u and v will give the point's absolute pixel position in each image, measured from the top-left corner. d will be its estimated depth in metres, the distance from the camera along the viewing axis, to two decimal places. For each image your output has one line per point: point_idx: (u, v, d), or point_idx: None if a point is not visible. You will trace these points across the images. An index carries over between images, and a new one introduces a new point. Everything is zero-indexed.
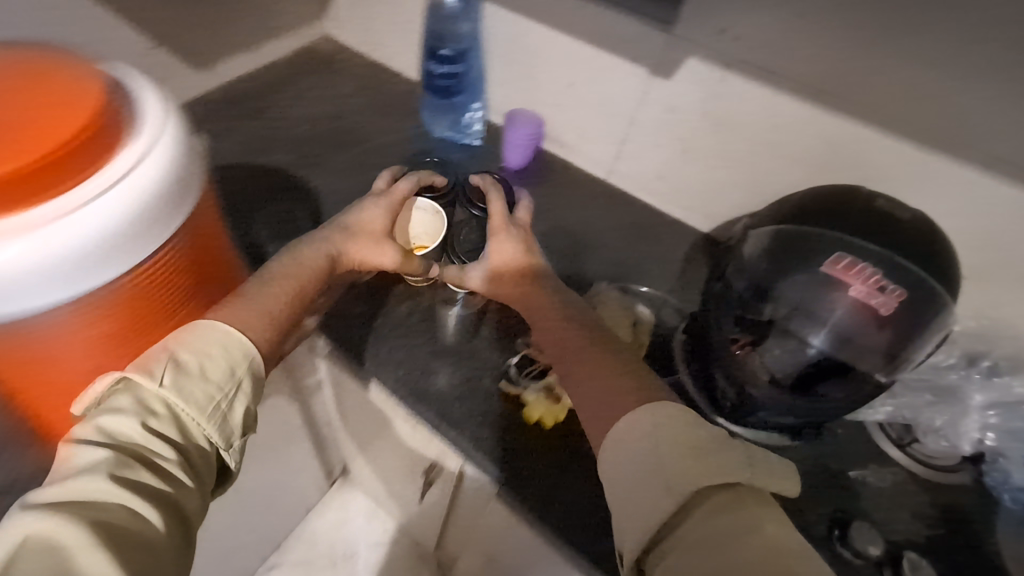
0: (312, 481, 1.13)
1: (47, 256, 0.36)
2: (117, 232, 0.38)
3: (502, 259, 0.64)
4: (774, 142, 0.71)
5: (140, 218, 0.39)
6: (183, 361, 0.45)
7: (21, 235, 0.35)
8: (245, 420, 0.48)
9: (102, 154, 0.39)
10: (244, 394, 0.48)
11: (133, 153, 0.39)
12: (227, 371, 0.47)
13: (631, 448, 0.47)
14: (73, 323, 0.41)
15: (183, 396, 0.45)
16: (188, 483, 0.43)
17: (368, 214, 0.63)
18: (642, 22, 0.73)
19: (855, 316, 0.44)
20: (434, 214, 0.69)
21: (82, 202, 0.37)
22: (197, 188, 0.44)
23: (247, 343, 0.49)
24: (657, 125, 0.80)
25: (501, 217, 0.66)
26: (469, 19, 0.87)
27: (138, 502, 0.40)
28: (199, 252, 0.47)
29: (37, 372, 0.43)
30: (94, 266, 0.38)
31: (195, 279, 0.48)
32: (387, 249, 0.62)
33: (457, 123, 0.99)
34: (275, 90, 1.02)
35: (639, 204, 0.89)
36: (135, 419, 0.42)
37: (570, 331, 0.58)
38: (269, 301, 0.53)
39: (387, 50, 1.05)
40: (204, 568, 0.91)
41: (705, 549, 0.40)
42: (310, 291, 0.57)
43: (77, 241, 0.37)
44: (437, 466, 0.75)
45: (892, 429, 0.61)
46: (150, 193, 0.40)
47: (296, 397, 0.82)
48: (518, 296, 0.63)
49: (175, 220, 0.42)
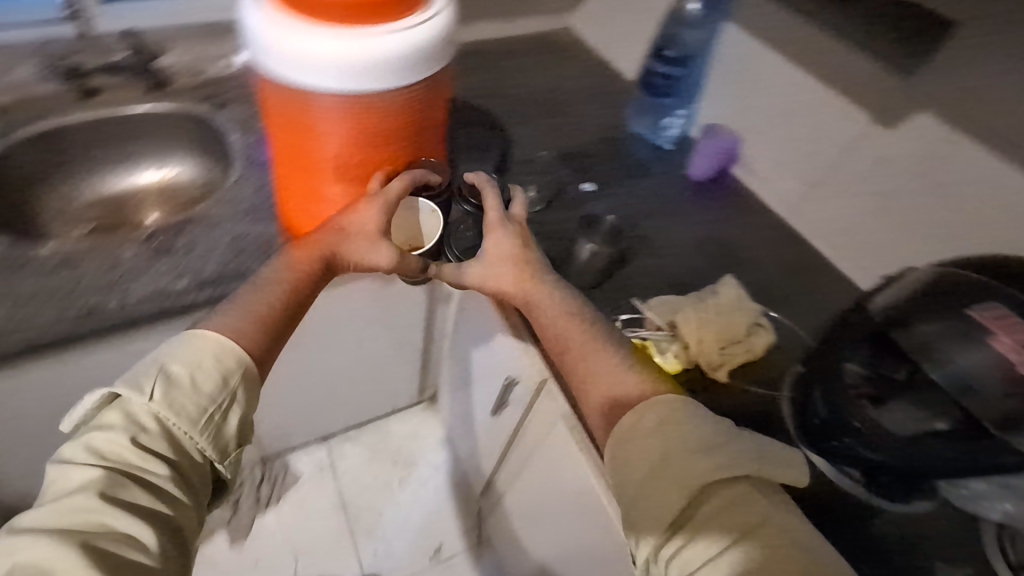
0: (407, 388, 1.26)
1: (342, 57, 0.51)
2: (388, 63, 0.52)
3: (496, 257, 0.66)
4: (988, 221, 0.65)
5: (405, 61, 0.53)
6: (173, 374, 0.54)
7: (337, 39, 0.51)
8: (234, 426, 0.57)
9: (405, 11, 0.53)
10: (235, 400, 0.57)
11: (421, 19, 0.54)
12: (219, 381, 0.56)
13: (644, 440, 0.52)
14: (332, 119, 0.57)
15: (172, 411, 0.53)
16: (178, 497, 0.51)
17: (357, 213, 0.63)
18: (879, 67, 0.71)
19: (993, 365, 0.43)
20: (431, 213, 0.70)
21: (379, 33, 0.52)
22: (445, 63, 0.57)
23: (241, 357, 0.58)
24: (858, 175, 0.77)
25: (496, 215, 0.68)
26: (705, 30, 0.90)
27: (127, 520, 0.47)
28: (422, 111, 0.61)
29: (297, 149, 0.61)
30: (364, 80, 0.53)
31: (412, 131, 0.62)
32: (382, 250, 0.62)
33: (656, 125, 0.98)
34: (507, 49, 1.13)
35: (807, 248, 0.83)
36: (124, 435, 0.51)
37: (573, 329, 0.61)
38: (262, 306, 0.60)
39: (615, 47, 1.13)
40: (307, 400, 1.09)
41: (720, 542, 0.46)
42: (301, 292, 0.62)
43: (364, 57, 0.51)
44: (512, 385, 0.80)
45: (1014, 554, 0.51)
46: (419, 47, 0.53)
47: (427, 293, 0.93)
48: (517, 295, 0.65)
49: (423, 75, 0.56)
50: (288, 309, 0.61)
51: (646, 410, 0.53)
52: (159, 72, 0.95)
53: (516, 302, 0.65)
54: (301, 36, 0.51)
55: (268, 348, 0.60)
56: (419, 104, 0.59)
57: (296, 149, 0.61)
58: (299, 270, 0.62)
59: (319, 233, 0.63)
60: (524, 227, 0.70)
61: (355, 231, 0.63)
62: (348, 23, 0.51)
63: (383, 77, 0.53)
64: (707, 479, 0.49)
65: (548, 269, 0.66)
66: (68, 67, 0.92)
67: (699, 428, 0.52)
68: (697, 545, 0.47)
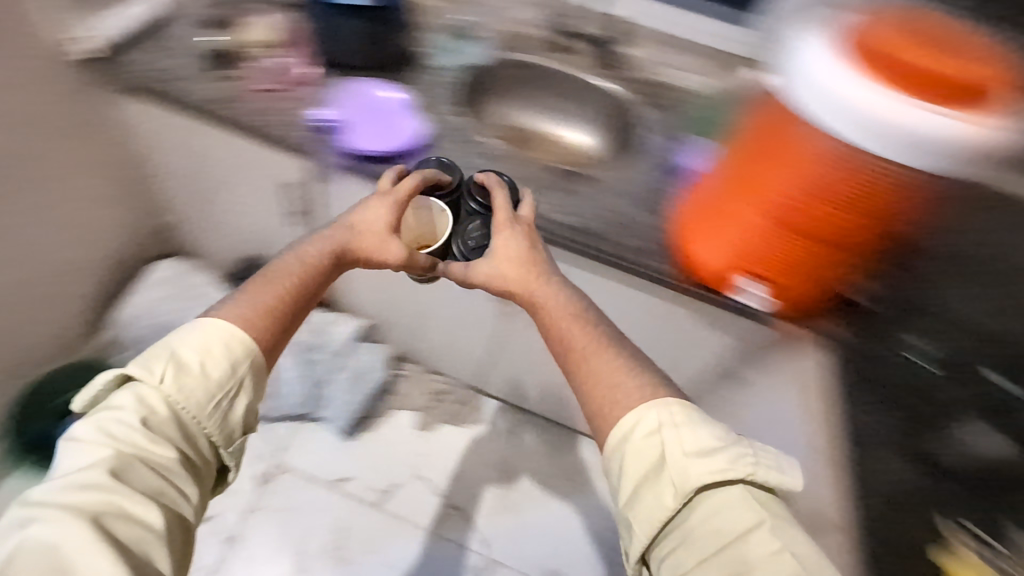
0: None
1: (873, 103, 0.50)
2: (914, 133, 0.49)
3: (507, 256, 0.71)
4: None
5: (933, 142, 0.49)
6: (183, 362, 0.62)
7: (882, 91, 0.50)
8: (239, 410, 0.66)
9: (963, 108, 0.50)
10: (241, 387, 0.65)
11: (980, 121, 0.49)
12: (228, 369, 0.63)
13: (642, 443, 0.58)
14: (808, 152, 0.57)
15: (180, 397, 0.61)
16: (182, 477, 0.59)
17: (372, 210, 0.74)
18: None
19: None
20: (440, 213, 0.82)
21: (929, 107, 0.49)
22: (965, 170, 0.51)
23: (247, 348, 0.64)
24: None
25: (505, 216, 0.73)
26: None
27: (136, 498, 0.54)
28: (895, 195, 0.56)
29: (752, 163, 0.63)
30: (875, 134, 0.51)
31: (867, 207, 0.58)
32: (391, 245, 0.73)
33: None
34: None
35: None
36: (136, 417, 0.58)
37: (576, 328, 0.65)
38: (272, 296, 0.67)
39: None
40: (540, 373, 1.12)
41: (707, 544, 0.53)
42: (308, 282, 0.70)
43: (895, 115, 0.49)
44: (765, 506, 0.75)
45: None
46: (960, 141, 0.48)
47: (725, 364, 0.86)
48: (525, 293, 0.70)
49: (932, 166, 0.51)
50: (295, 301, 0.69)
51: (637, 416, 0.58)
52: (615, 54, 1.00)
53: (522, 300, 0.70)
54: (849, 70, 0.52)
55: (275, 324, 0.67)
56: (895, 185, 0.55)
57: (753, 164, 0.63)
58: (312, 269, 0.71)
59: (331, 233, 0.74)
60: (531, 230, 0.74)
61: (366, 230, 0.74)
62: (902, 87, 0.51)
63: (903, 145, 0.50)
64: (704, 484, 0.55)
65: (556, 266, 0.72)
66: (555, 16, 1.02)
67: (699, 435, 0.57)
68: (693, 544, 0.54)
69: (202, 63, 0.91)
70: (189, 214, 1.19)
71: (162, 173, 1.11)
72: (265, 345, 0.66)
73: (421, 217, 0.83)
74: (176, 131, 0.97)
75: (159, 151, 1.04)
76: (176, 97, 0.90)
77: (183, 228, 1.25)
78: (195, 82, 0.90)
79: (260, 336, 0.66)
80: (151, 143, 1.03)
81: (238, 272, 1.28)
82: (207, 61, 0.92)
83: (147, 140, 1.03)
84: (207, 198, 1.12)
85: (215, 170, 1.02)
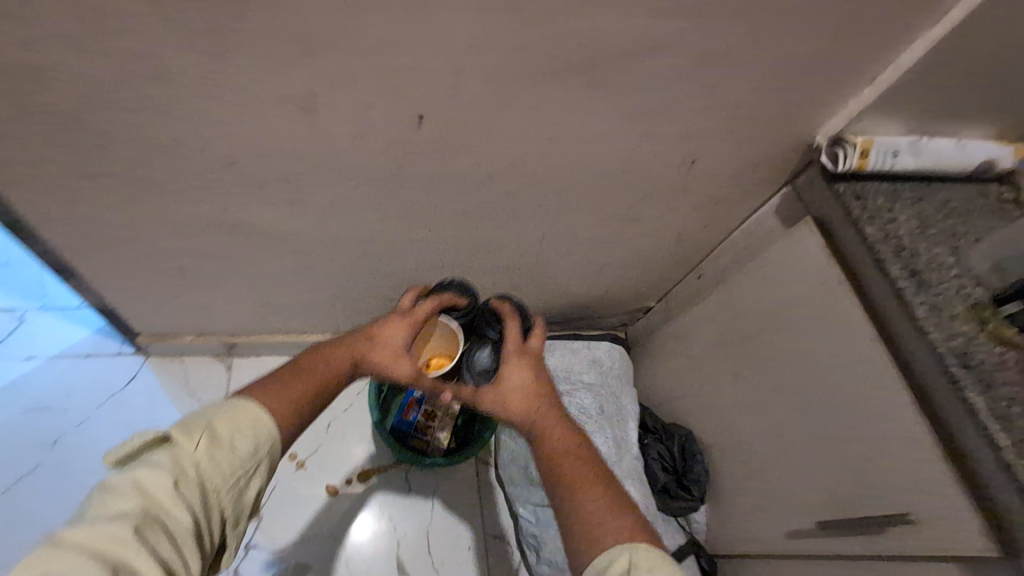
0: None
1: None
2: None
3: (510, 382, 0.65)
4: None
5: None
6: (219, 431, 0.53)
7: None
8: (250, 495, 0.54)
9: None
10: (263, 469, 0.55)
11: None
12: (255, 447, 0.54)
13: None
14: None
15: (210, 468, 0.51)
16: (191, 554, 0.48)
17: (387, 327, 0.68)
18: None
19: None
20: (451, 330, 0.79)
21: None
22: None
23: (268, 428, 0.55)
24: None
25: (512, 341, 0.68)
26: None
27: (150, 566, 0.44)
28: None
29: None
30: None
31: None
32: (401, 363, 0.67)
33: None
34: None
35: None
36: (169, 476, 0.49)
37: (574, 467, 0.57)
38: (300, 386, 0.60)
39: None
40: None
41: None
42: (326, 387, 0.62)
43: None
44: None
45: None
46: None
47: None
48: (529, 424, 0.62)
49: None
50: (325, 392, 0.62)
51: (614, 555, 0.51)
52: None
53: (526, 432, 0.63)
54: None
55: (300, 406, 0.59)
56: None
57: None
58: (336, 367, 0.64)
59: (352, 340, 0.67)
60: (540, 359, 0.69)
61: (378, 342, 0.67)
62: None
63: None
64: None
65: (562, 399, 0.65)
66: None
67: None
68: None
69: (987, 300, 0.51)
70: (689, 341, 0.88)
71: (723, 295, 0.80)
72: (290, 428, 0.57)
73: (428, 336, 0.79)
74: (819, 310, 0.62)
75: (754, 284, 0.73)
76: (902, 309, 0.52)
77: (661, 336, 0.96)
78: (945, 316, 0.51)
79: (290, 415, 0.58)
80: (760, 274, 0.72)
81: (650, 421, 0.92)
82: (994, 302, 0.50)
83: (758, 268, 0.72)
84: (734, 365, 0.77)
85: (803, 378, 0.64)
